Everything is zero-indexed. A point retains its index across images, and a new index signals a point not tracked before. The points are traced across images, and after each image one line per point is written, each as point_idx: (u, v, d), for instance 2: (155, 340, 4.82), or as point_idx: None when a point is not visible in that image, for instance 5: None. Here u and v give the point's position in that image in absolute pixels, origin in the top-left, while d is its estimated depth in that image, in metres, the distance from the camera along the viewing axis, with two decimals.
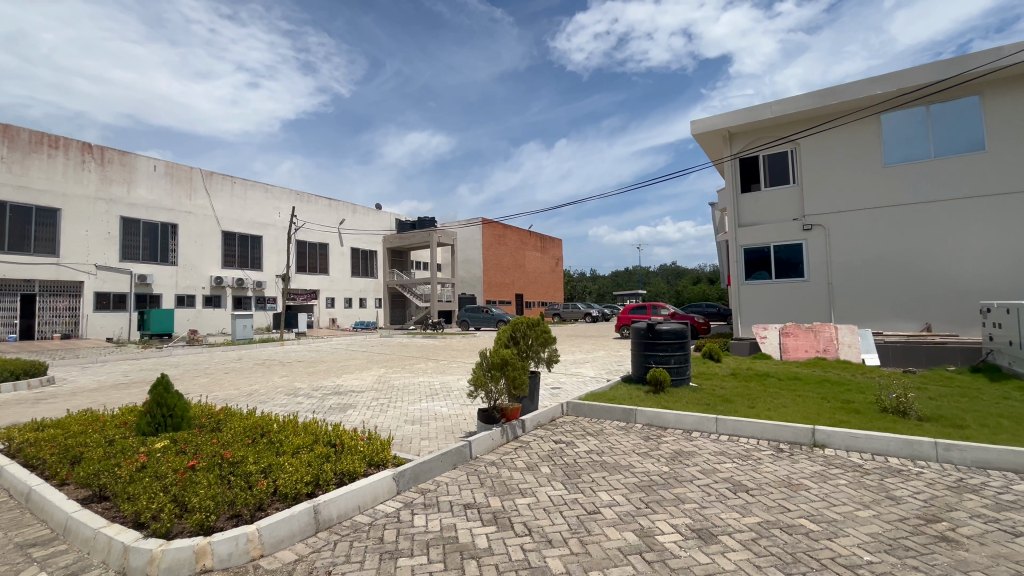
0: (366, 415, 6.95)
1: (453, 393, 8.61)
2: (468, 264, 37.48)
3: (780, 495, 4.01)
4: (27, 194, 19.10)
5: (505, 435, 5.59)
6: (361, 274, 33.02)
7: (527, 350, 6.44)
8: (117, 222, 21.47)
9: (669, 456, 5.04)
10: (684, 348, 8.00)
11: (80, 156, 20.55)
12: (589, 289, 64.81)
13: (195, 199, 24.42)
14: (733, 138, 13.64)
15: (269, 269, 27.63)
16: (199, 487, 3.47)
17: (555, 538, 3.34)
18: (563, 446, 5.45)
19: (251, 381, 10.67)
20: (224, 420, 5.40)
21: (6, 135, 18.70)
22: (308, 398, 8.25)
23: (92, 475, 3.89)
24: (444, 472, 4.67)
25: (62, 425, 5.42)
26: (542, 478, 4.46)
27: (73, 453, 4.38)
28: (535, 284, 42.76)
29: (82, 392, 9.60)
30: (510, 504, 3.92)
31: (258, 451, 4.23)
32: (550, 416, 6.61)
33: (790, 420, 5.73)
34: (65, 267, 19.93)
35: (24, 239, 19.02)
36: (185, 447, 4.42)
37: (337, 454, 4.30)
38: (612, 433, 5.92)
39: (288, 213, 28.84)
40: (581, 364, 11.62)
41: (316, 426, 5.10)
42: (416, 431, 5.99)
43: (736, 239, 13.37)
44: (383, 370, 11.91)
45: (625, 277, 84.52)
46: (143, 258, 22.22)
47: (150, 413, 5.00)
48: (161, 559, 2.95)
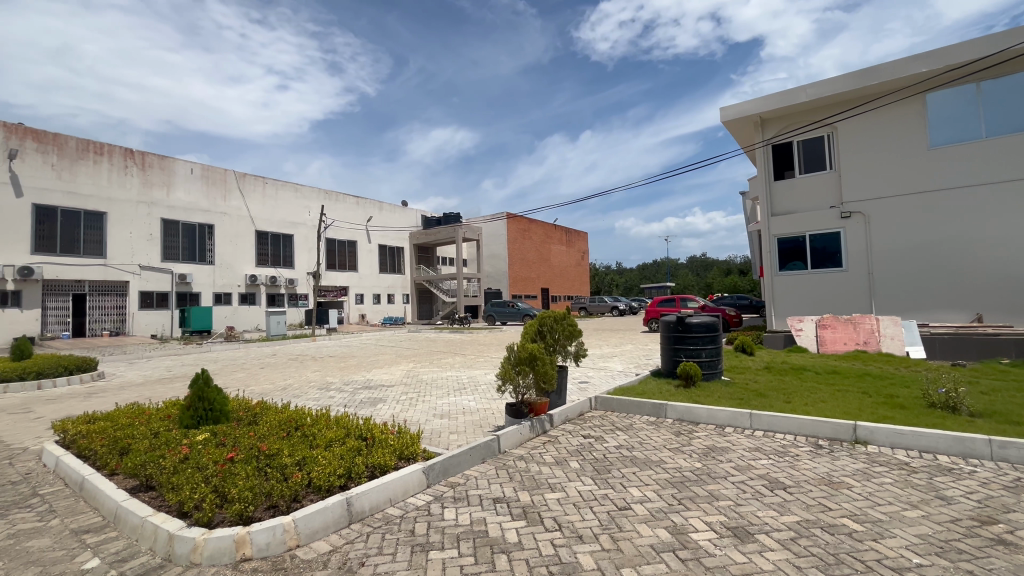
0: (396, 409, 7.05)
1: (481, 387, 8.62)
2: (493, 258, 37.55)
3: (820, 493, 3.86)
4: (77, 199, 20.07)
5: (534, 429, 5.58)
6: (389, 270, 33.50)
7: (555, 344, 6.39)
8: (158, 224, 22.42)
9: (702, 452, 4.92)
10: (715, 342, 7.80)
11: (123, 161, 21.52)
12: (615, 282, 63.88)
13: (230, 200, 25.25)
14: (764, 124, 13.19)
15: (301, 267, 28.31)
16: (238, 478, 3.58)
17: (586, 534, 3.31)
18: (592, 441, 5.40)
19: (285, 375, 10.98)
20: (260, 414, 5.55)
21: (55, 143, 19.69)
22: (339, 392, 8.45)
23: (139, 465, 4.07)
24: (473, 466, 4.70)
25: (110, 417, 5.69)
26: (571, 473, 4.43)
27: (122, 445, 4.60)
28: (561, 278, 42.57)
29: (128, 387, 10.04)
30: (539, 498, 3.90)
31: (293, 444, 4.34)
32: (579, 411, 6.57)
33: (830, 416, 5.50)
34: (112, 268, 20.92)
35: (74, 242, 20.01)
36: (224, 440, 4.57)
37: (368, 447, 4.37)
38: (642, 429, 5.83)
39: (317, 211, 29.46)
40: (609, 358, 11.49)
41: (348, 420, 5.18)
42: (444, 425, 6.03)
43: (769, 229, 12.96)
44: (411, 365, 12.01)
45: (652, 269, 83.25)
46: (182, 258, 23.16)
47: (191, 406, 5.19)
48: (204, 547, 3.08)
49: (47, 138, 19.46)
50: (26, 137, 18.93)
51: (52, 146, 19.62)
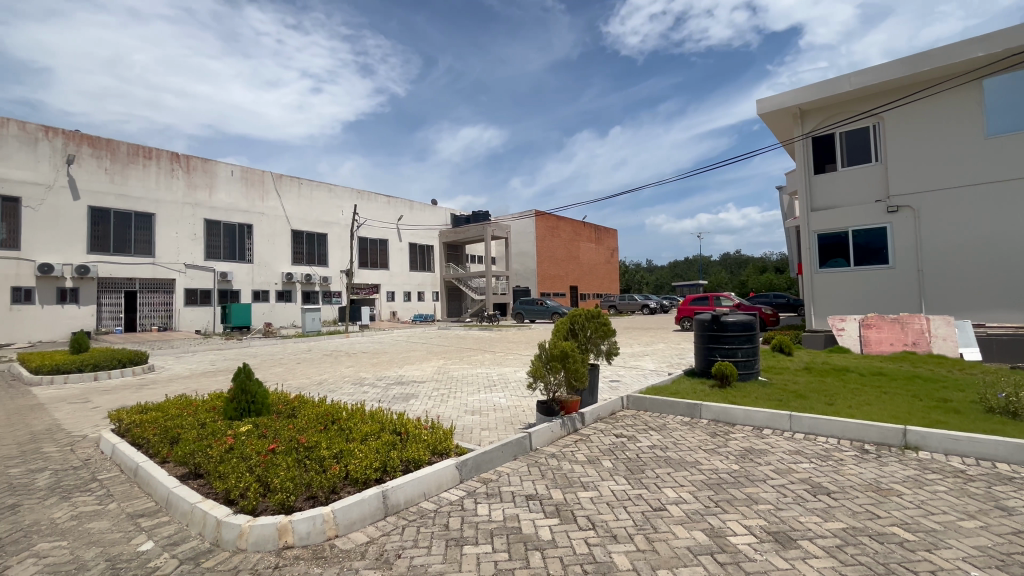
0: (428, 404, 7.16)
1: (511, 385, 8.66)
2: (522, 256, 37.55)
3: (868, 500, 3.70)
4: (127, 201, 21.17)
5: (565, 427, 5.56)
6: (419, 268, 33.99)
7: (586, 342, 6.35)
8: (201, 224, 23.42)
9: (739, 454, 4.79)
10: (752, 341, 7.57)
11: (169, 165, 22.57)
12: (646, 280, 62.91)
13: (268, 201, 26.13)
14: (805, 115, 12.69)
15: (335, 265, 29.03)
16: (279, 469, 3.71)
17: (620, 534, 3.27)
18: (624, 440, 5.34)
19: (321, 370, 11.30)
20: (299, 407, 5.73)
21: (108, 149, 20.82)
22: (373, 387, 8.64)
23: (188, 454, 4.28)
24: (505, 462, 4.72)
25: (161, 408, 6.00)
26: (604, 472, 4.39)
27: (172, 435, 4.84)
28: (590, 275, 42.20)
29: (176, 379, 10.56)
30: (572, 497, 3.89)
31: (330, 437, 4.46)
32: (610, 410, 6.50)
33: (878, 420, 5.26)
34: (160, 266, 21.98)
35: (125, 241, 21.13)
36: (265, 432, 4.74)
37: (403, 442, 4.45)
38: (676, 429, 5.72)
39: (350, 211, 30.13)
40: (640, 357, 11.32)
41: (382, 415, 5.29)
42: (475, 421, 6.09)
43: (809, 224, 12.48)
44: (442, 362, 12.16)
45: (683, 267, 81.53)
46: (224, 256, 24.14)
47: (235, 399, 5.41)
48: (249, 534, 3.21)
49: (101, 144, 20.61)
50: (83, 143, 20.10)
51: (105, 151, 20.76)
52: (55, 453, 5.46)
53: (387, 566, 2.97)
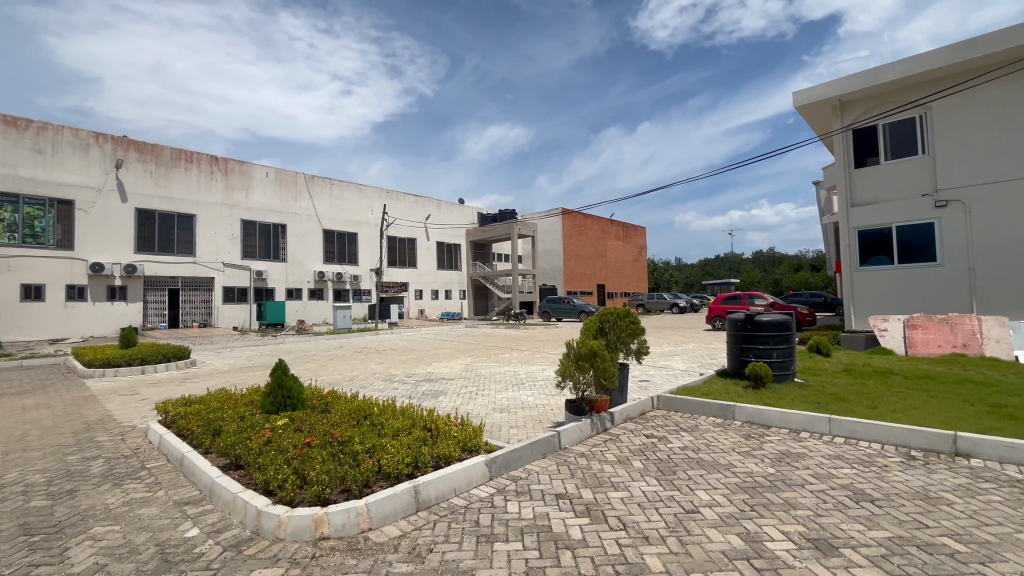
0: (457, 401, 7.23)
1: (539, 383, 8.66)
2: (548, 255, 37.44)
3: (915, 508, 3.53)
4: (170, 203, 22.12)
5: (594, 427, 5.52)
6: (446, 267, 34.33)
7: (616, 341, 6.28)
8: (238, 224, 24.28)
9: (775, 457, 4.65)
10: (788, 341, 7.33)
11: (209, 167, 23.48)
12: (675, 278, 61.77)
13: (300, 202, 26.87)
14: (844, 107, 12.19)
15: (365, 264, 29.61)
16: (315, 462, 3.82)
17: (652, 535, 3.23)
18: (655, 441, 5.26)
19: (352, 367, 11.57)
20: (332, 402, 5.88)
21: (153, 153, 21.81)
22: (403, 384, 8.78)
23: (229, 446, 4.44)
24: (534, 460, 4.73)
25: (203, 401, 6.26)
26: (635, 473, 4.34)
27: (214, 427, 5.04)
28: (617, 274, 41.74)
29: (217, 374, 10.99)
30: (602, 497, 3.86)
31: (363, 432, 4.56)
32: (640, 410, 6.42)
33: (925, 425, 5.02)
34: (200, 265, 22.92)
35: (169, 241, 22.11)
36: (301, 426, 4.89)
37: (433, 438, 4.51)
38: (708, 430, 5.60)
39: (380, 210, 30.68)
40: (670, 356, 11.13)
41: (413, 411, 5.37)
42: (504, 419, 6.12)
43: (849, 220, 12.00)
44: (470, 359, 12.25)
45: (714, 265, 79.72)
46: (259, 255, 24.96)
47: (272, 393, 5.60)
48: (288, 524, 3.31)
49: (147, 149, 21.61)
50: (130, 148, 21.12)
51: (150, 155, 21.75)
52: (107, 442, 5.78)
53: (420, 560, 3.02)
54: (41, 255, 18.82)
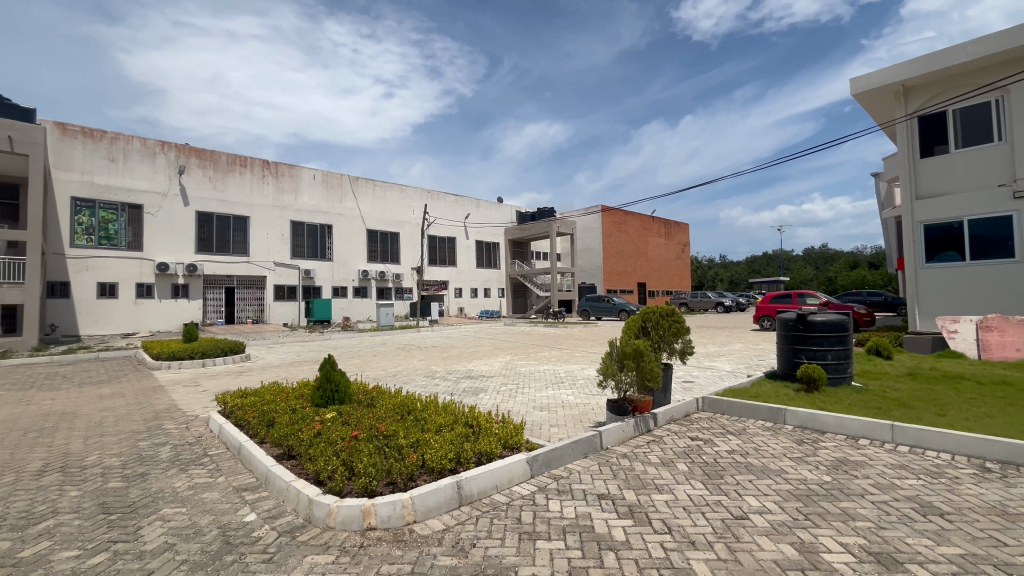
0: (497, 399, 7.29)
1: (579, 382, 8.61)
2: (588, 253, 37.06)
3: (991, 525, 3.27)
4: (227, 205, 23.40)
5: (636, 428, 5.42)
6: (485, 265, 34.61)
7: (659, 341, 6.14)
8: (288, 225, 25.39)
9: (832, 465, 4.42)
10: (844, 343, 6.93)
11: (261, 171, 24.67)
12: (720, 276, 59.71)
13: (346, 203, 27.79)
14: (908, 94, 11.41)
15: (406, 262, 30.28)
16: (362, 455, 3.95)
17: (699, 540, 3.14)
18: (701, 444, 5.11)
19: (396, 363, 11.87)
20: (377, 397, 6.05)
21: (211, 159, 23.12)
22: (444, 381, 8.93)
23: (283, 437, 4.67)
24: (575, 460, 4.70)
25: (258, 393, 6.59)
26: (679, 476, 4.24)
27: (268, 418, 5.30)
28: (659, 272, 40.78)
29: (270, 368, 11.57)
30: (646, 499, 3.79)
31: (407, 427, 4.68)
32: (685, 411, 6.25)
33: (1002, 435, 4.62)
34: (254, 264, 24.12)
35: (225, 242, 23.39)
36: (348, 419, 5.07)
37: (475, 434, 4.57)
38: (757, 434, 5.39)
39: (420, 210, 31.29)
40: (715, 357, 10.78)
41: (455, 408, 5.45)
42: (545, 418, 6.11)
43: (913, 214, 11.23)
44: (510, 357, 12.32)
45: (762, 263, 76.54)
46: (307, 255, 26.02)
47: (321, 387, 5.83)
48: (337, 513, 3.44)
49: (206, 155, 22.94)
50: (191, 155, 22.49)
51: (208, 161, 23.06)
52: (174, 430, 6.20)
53: (463, 554, 3.07)
54: (114, 256, 20.35)
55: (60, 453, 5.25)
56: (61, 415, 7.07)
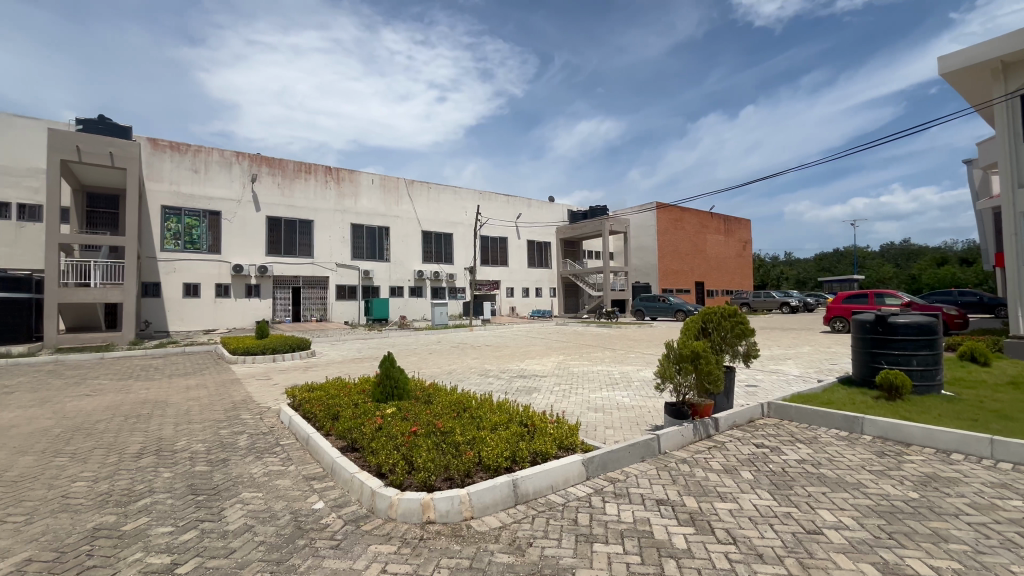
0: (551, 399, 7.28)
1: (635, 384, 8.42)
2: (642, 251, 36.16)
3: None
4: (293, 210, 24.88)
5: (697, 432, 5.23)
6: (537, 265, 34.64)
7: (721, 343, 5.88)
8: (348, 228, 26.60)
9: (919, 481, 4.05)
10: (932, 348, 6.32)
11: (324, 177, 26.02)
12: (786, 275, 56.39)
13: (402, 205, 28.75)
14: (1007, 71, 10.24)
15: (459, 263, 30.88)
16: (421, 450, 4.07)
17: (767, 553, 2.99)
18: (767, 451, 4.85)
19: (450, 361, 12.17)
20: (434, 394, 6.22)
21: (279, 167, 24.64)
22: (498, 379, 9.03)
23: (347, 430, 4.90)
24: (633, 463, 4.60)
25: (324, 388, 6.98)
26: (744, 484, 4.04)
27: (333, 412, 5.58)
28: (718, 271, 39.11)
29: (333, 364, 12.20)
30: (708, 507, 3.64)
31: (464, 424, 4.77)
32: (749, 417, 5.95)
33: None
34: (318, 265, 25.48)
35: (292, 245, 24.86)
36: (407, 415, 5.25)
37: (531, 434, 4.58)
38: (830, 444, 5.04)
39: (473, 211, 31.78)
40: (782, 360, 10.20)
41: (509, 407, 5.49)
42: (600, 419, 6.03)
43: (1015, 205, 10.07)
44: (563, 357, 12.27)
45: (833, 260, 71.52)
46: (366, 256, 27.16)
47: (381, 383, 6.07)
48: (398, 506, 3.57)
49: (275, 164, 24.48)
50: (262, 164, 24.10)
51: (277, 169, 24.59)
52: (250, 420, 6.68)
53: (520, 552, 3.09)
54: (197, 259, 22.19)
55: (154, 437, 5.80)
56: (155, 403, 7.82)
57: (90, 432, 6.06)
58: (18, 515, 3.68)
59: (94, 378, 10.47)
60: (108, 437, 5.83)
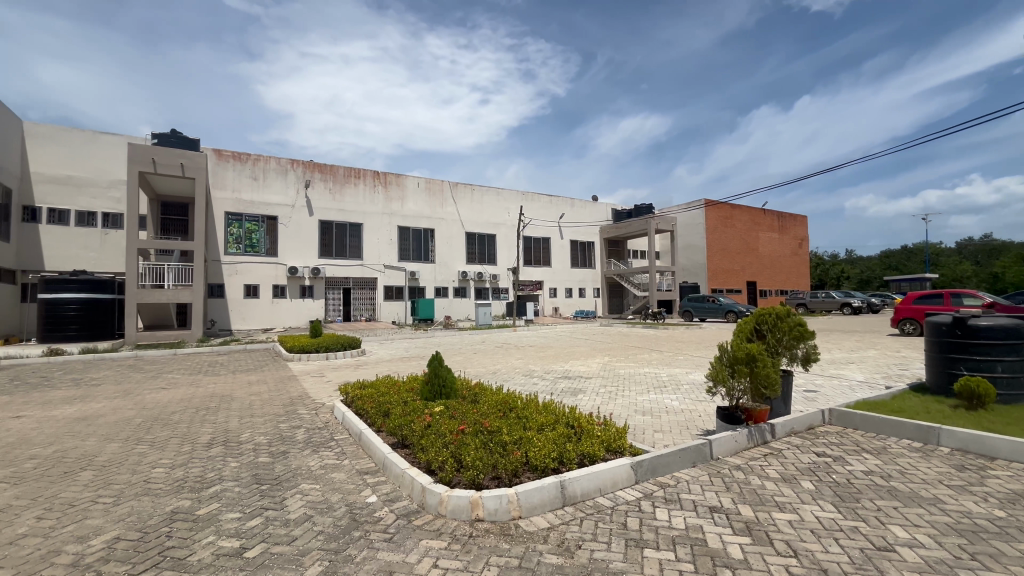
0: (597, 401, 7.20)
1: (684, 387, 8.18)
2: (689, 250, 35.09)
3: None
4: (344, 214, 25.89)
5: (752, 439, 5.03)
6: (580, 265, 34.33)
7: (778, 345, 5.61)
8: (395, 230, 27.37)
9: (1006, 498, 3.70)
10: (1020, 353, 5.78)
11: (372, 182, 26.92)
12: (847, 273, 53.09)
13: (446, 207, 29.29)
14: None
15: (502, 263, 31.08)
16: (470, 448, 4.13)
17: (832, 569, 2.83)
18: (830, 461, 4.58)
19: (495, 361, 12.28)
20: (480, 393, 6.30)
21: (330, 173, 25.71)
22: (542, 380, 9.02)
23: (398, 427, 5.05)
24: (683, 468, 4.48)
25: (375, 385, 7.22)
26: (805, 495, 3.83)
27: (384, 409, 5.77)
28: (772, 270, 37.35)
29: (382, 362, 12.59)
30: (765, 516, 3.49)
31: (510, 424, 4.81)
32: (808, 424, 5.65)
33: None
34: (367, 267, 26.38)
35: (343, 247, 25.86)
36: (454, 413, 5.34)
37: (578, 436, 4.55)
38: (901, 455, 4.70)
39: (516, 211, 31.91)
40: (844, 364, 9.62)
41: (555, 408, 5.47)
42: (648, 423, 5.90)
43: None
44: (608, 359, 12.11)
45: (900, 257, 66.64)
46: (412, 258, 27.85)
47: (429, 382, 6.21)
48: (448, 503, 3.64)
49: (326, 170, 25.56)
50: (315, 171, 25.24)
51: (328, 175, 25.66)
52: (307, 415, 7.02)
53: (569, 554, 3.07)
54: (256, 261, 23.52)
55: (222, 429, 6.21)
56: (221, 397, 8.36)
57: (166, 422, 6.57)
58: (107, 496, 4.04)
59: (168, 373, 11.33)
60: (182, 427, 6.29)
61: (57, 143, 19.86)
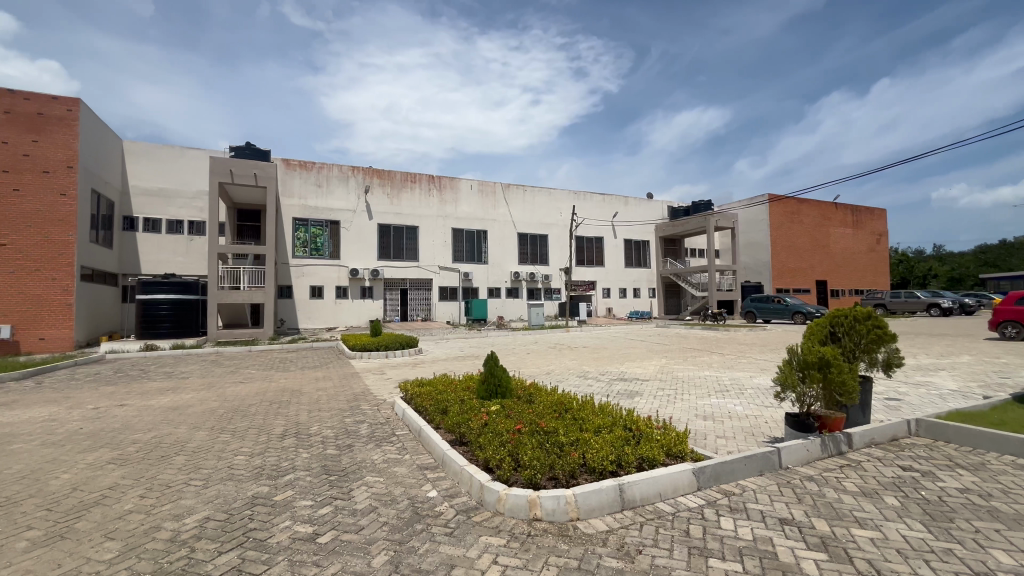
0: (655, 404, 7.02)
1: (747, 391, 7.80)
2: (752, 248, 33.37)
3: None
4: (401, 217, 26.82)
5: (826, 448, 4.72)
6: (634, 264, 33.57)
7: (854, 349, 5.24)
8: (449, 232, 28.01)
9: None
10: None
11: (427, 185, 27.69)
12: (933, 271, 48.48)
13: (499, 209, 29.60)
14: None
15: (554, 263, 30.97)
16: (527, 448, 4.17)
17: None
18: (917, 475, 4.21)
19: (549, 361, 12.27)
20: (535, 394, 6.33)
21: (388, 178, 26.70)
22: (597, 382, 8.90)
23: (456, 425, 5.17)
24: (750, 476, 4.28)
25: (432, 383, 7.43)
26: (888, 511, 3.54)
27: (442, 407, 5.93)
28: (844, 268, 34.80)
29: (438, 361, 12.93)
30: (842, 532, 3.27)
31: (566, 425, 4.79)
32: (890, 434, 5.22)
33: None
34: (423, 268, 27.17)
35: (400, 249, 26.79)
36: (510, 412, 5.40)
37: (636, 439, 4.46)
38: (1002, 472, 4.24)
39: (568, 211, 31.70)
40: (931, 371, 8.79)
41: (612, 410, 5.39)
42: (710, 428, 5.68)
43: None
44: (665, 361, 11.75)
45: (998, 253, 59.96)
46: (466, 259, 28.38)
47: (485, 381, 6.31)
48: (506, 500, 3.69)
49: (385, 175, 26.59)
50: (374, 176, 26.32)
51: (386, 179, 26.66)
52: (369, 410, 7.34)
53: (629, 559, 3.03)
54: (321, 264, 24.86)
55: (293, 421, 6.62)
56: (291, 391, 8.91)
57: (245, 414, 7.10)
58: (197, 479, 4.43)
59: (245, 368, 12.23)
60: (258, 419, 6.77)
61: (151, 159, 21.97)
